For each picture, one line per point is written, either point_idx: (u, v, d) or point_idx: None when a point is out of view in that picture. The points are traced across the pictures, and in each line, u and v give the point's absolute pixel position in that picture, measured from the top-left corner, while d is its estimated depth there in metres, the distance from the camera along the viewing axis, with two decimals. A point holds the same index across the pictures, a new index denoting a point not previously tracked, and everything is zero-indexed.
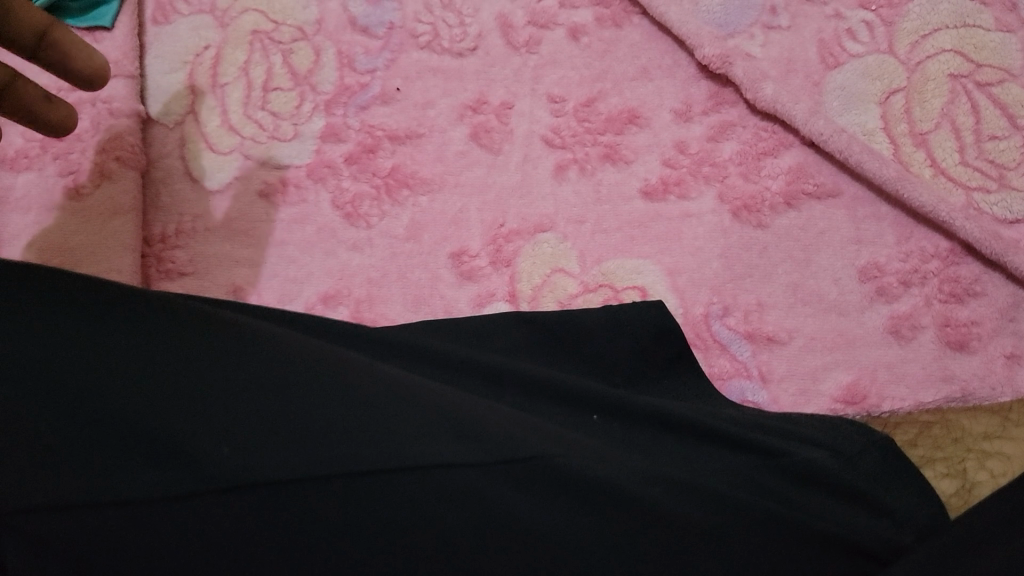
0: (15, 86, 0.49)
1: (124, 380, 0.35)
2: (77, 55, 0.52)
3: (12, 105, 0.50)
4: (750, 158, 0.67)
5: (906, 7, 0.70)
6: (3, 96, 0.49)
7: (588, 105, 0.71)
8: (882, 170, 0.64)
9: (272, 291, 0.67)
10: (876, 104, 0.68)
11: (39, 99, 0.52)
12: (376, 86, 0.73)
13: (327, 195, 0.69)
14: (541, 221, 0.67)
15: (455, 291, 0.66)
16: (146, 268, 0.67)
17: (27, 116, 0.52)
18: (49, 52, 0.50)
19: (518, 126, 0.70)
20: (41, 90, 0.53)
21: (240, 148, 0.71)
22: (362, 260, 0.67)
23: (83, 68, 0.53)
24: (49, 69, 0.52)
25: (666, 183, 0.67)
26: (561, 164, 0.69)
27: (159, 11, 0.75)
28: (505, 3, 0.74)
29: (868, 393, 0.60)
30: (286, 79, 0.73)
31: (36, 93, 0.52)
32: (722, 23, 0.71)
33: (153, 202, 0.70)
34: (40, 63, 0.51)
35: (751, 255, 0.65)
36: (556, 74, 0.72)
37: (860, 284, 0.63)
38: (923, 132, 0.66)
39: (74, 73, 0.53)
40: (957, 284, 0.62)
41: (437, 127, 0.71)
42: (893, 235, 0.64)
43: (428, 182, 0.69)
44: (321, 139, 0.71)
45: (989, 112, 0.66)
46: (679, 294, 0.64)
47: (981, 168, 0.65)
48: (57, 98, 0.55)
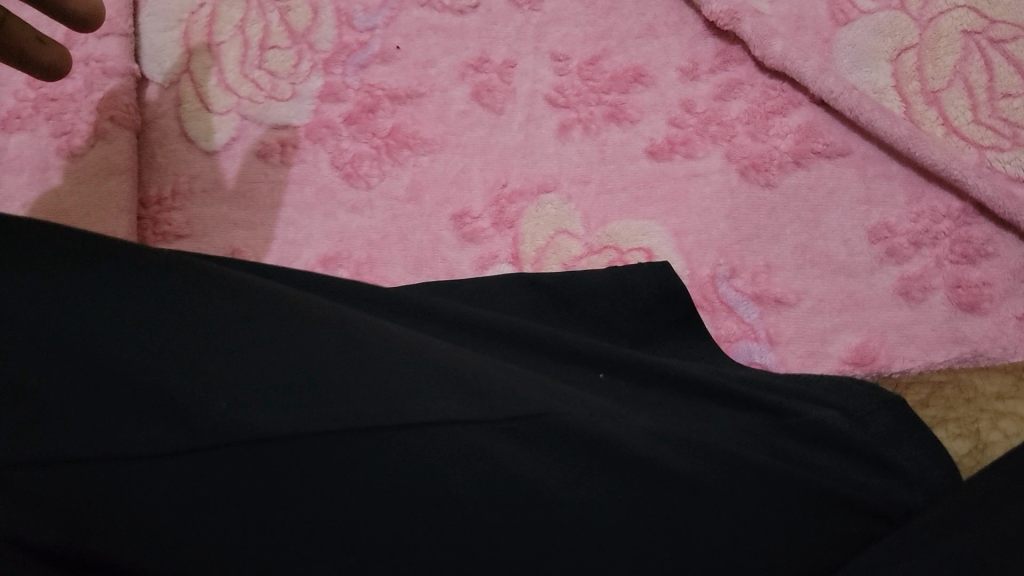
0: (6, 23, 0.47)
1: (121, 333, 0.34)
2: None
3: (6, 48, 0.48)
4: (758, 117, 0.66)
5: None
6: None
7: (593, 64, 0.69)
8: (893, 128, 0.62)
9: (270, 254, 0.66)
10: (887, 61, 0.66)
11: (31, 40, 0.50)
12: (375, 45, 0.71)
13: (326, 156, 0.68)
14: (545, 182, 0.66)
15: (457, 253, 0.65)
16: (142, 230, 0.66)
17: (19, 59, 0.50)
18: None
19: (521, 85, 0.69)
20: (31, 30, 0.51)
21: (236, 108, 0.69)
22: (362, 222, 0.66)
23: (76, 11, 0.52)
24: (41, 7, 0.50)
25: (672, 142, 0.66)
26: (565, 124, 0.67)
27: None
28: None
29: (878, 354, 0.59)
30: (283, 37, 0.71)
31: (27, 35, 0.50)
32: None
33: (149, 163, 0.68)
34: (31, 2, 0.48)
35: (759, 216, 0.63)
36: (560, 32, 0.70)
37: (870, 245, 0.62)
38: (936, 90, 0.65)
39: (67, 10, 0.51)
40: (968, 245, 0.61)
41: (438, 86, 0.70)
42: (904, 195, 0.63)
43: (429, 142, 0.68)
44: (320, 99, 0.69)
45: (1003, 69, 0.65)
46: (685, 256, 0.63)
47: (995, 126, 0.63)
48: (48, 39, 0.53)
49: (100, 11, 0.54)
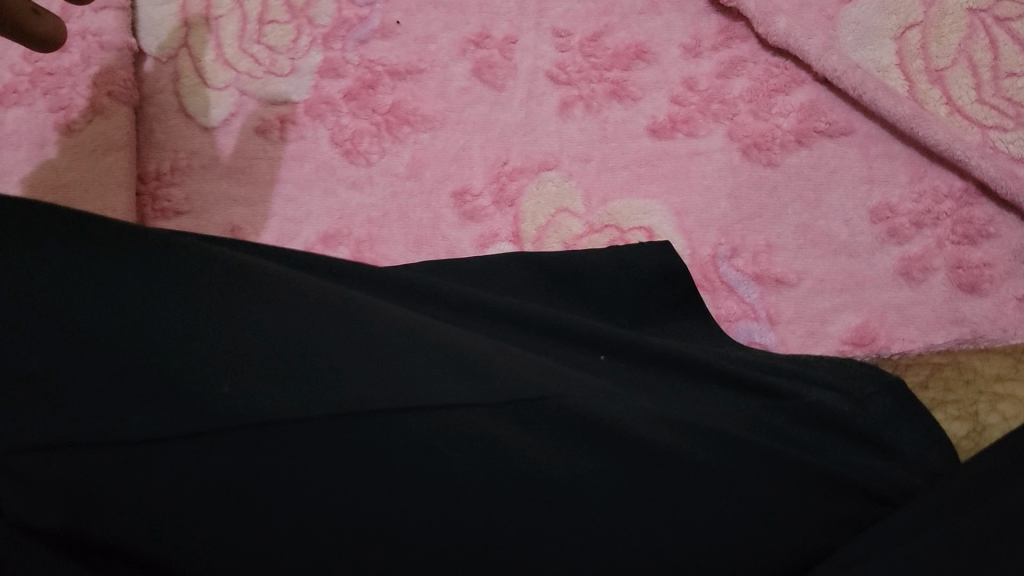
0: None
1: (124, 318, 0.34)
2: None
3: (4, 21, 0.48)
4: (761, 95, 0.66)
5: None
6: None
7: (594, 40, 0.68)
8: (896, 107, 0.62)
9: (270, 231, 0.66)
10: (892, 39, 0.66)
11: (26, 11, 0.50)
12: (375, 20, 0.70)
13: (326, 132, 0.68)
14: (546, 160, 0.65)
15: (458, 232, 0.64)
16: (141, 207, 0.66)
17: (17, 31, 0.50)
18: None
19: (522, 61, 0.68)
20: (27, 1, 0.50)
21: (235, 84, 0.69)
22: (362, 199, 0.66)
23: None
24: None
25: (674, 120, 0.66)
26: (566, 101, 0.67)
27: None
28: None
29: (877, 335, 0.59)
30: (282, 12, 0.70)
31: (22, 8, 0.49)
32: None
33: (147, 138, 0.68)
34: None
35: (761, 196, 0.63)
36: (562, 7, 0.69)
37: (871, 225, 0.62)
38: (940, 69, 0.65)
39: None
40: (970, 226, 0.61)
41: (438, 62, 0.69)
42: (906, 174, 0.63)
43: (429, 119, 0.67)
44: (319, 74, 0.69)
45: (1008, 48, 0.64)
46: (686, 235, 0.63)
47: (999, 106, 0.63)
48: (44, 12, 0.53)
49: None
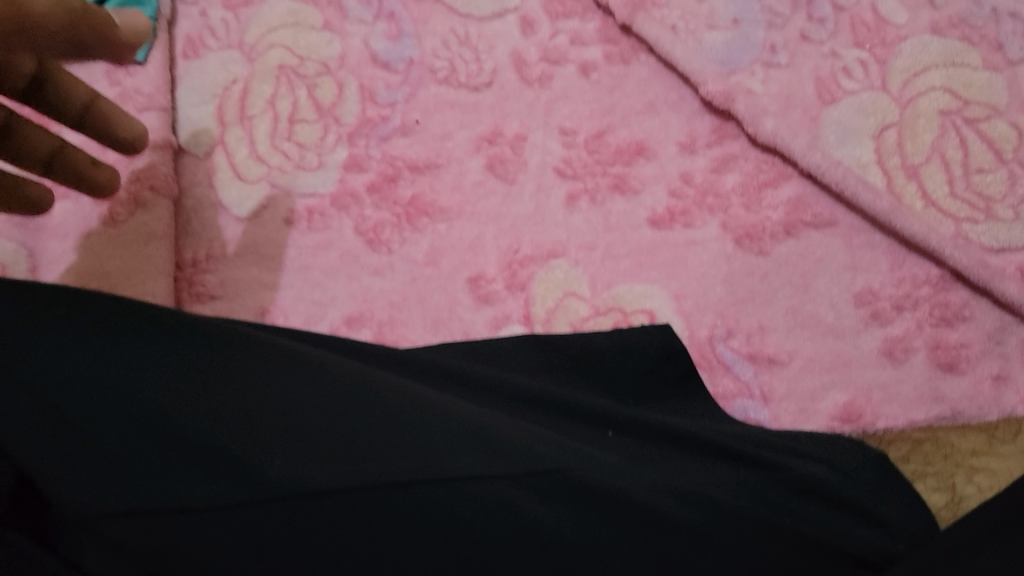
0: (55, 158, 0.54)
1: (185, 396, 0.37)
2: (116, 125, 0.56)
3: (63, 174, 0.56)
4: (751, 190, 0.71)
5: (899, 47, 0.74)
6: (49, 165, 0.54)
7: (598, 138, 0.74)
8: (876, 202, 0.68)
9: (298, 314, 0.71)
10: (871, 138, 0.72)
11: (83, 161, 0.56)
12: (396, 119, 0.76)
13: (351, 223, 0.73)
14: (554, 248, 0.71)
15: (473, 314, 0.70)
16: (178, 291, 0.71)
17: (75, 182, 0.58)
18: (90, 124, 0.54)
19: (532, 158, 0.74)
20: (86, 155, 0.58)
21: (267, 178, 0.75)
22: (383, 284, 0.71)
23: (122, 138, 0.57)
24: (94, 137, 0.56)
25: (672, 212, 0.71)
26: (572, 194, 0.73)
27: (189, 46, 0.79)
28: (519, 41, 0.78)
29: (863, 411, 0.64)
30: (311, 112, 0.77)
31: (76, 160, 0.56)
32: (726, 60, 0.75)
33: (185, 228, 0.73)
34: (85, 130, 0.55)
35: (753, 281, 0.68)
36: (567, 108, 0.75)
37: (855, 308, 0.67)
38: (915, 165, 0.70)
39: (115, 140, 0.57)
40: (946, 308, 0.66)
41: (454, 158, 0.75)
42: (886, 262, 0.68)
43: (446, 210, 0.73)
44: (345, 170, 0.75)
45: (977, 147, 0.70)
46: (684, 318, 0.68)
47: (969, 200, 0.69)
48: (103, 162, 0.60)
49: (144, 135, 0.59)
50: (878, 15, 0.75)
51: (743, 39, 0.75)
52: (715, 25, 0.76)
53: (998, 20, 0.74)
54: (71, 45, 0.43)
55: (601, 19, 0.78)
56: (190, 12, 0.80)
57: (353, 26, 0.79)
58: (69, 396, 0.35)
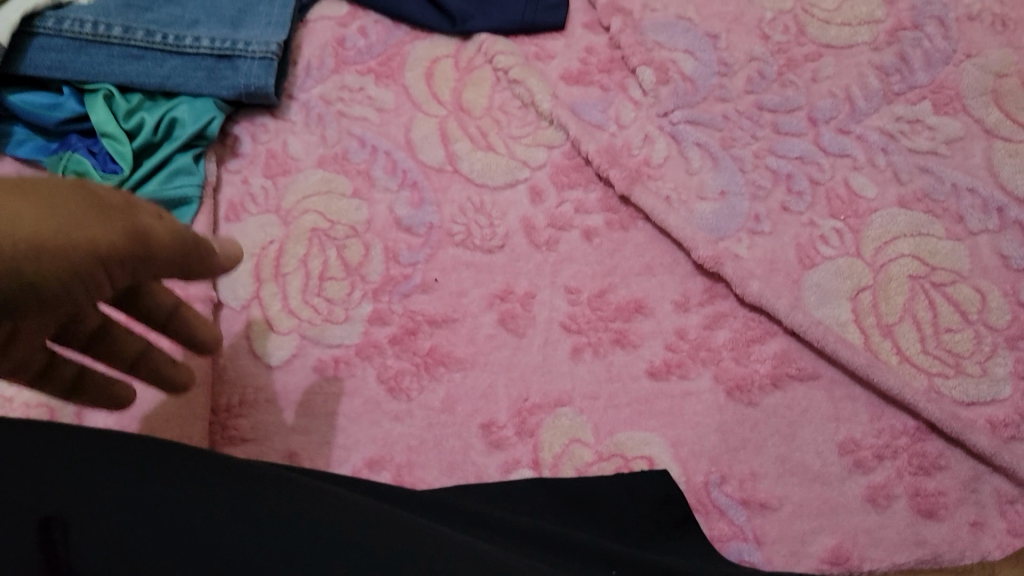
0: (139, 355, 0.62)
1: (240, 534, 0.41)
2: (197, 327, 0.62)
3: (145, 371, 0.62)
4: (740, 345, 0.78)
5: (870, 217, 0.82)
6: (135, 362, 0.62)
7: (600, 296, 0.82)
8: (854, 358, 0.74)
9: (324, 456, 0.77)
10: (848, 299, 0.79)
11: (162, 362, 0.63)
12: (416, 278, 0.84)
13: (373, 371, 0.80)
14: (560, 396, 0.78)
15: (485, 458, 0.76)
16: (212, 434, 0.77)
17: (153, 378, 0.63)
18: (174, 325, 0.61)
19: (540, 313, 0.81)
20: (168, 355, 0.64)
21: (298, 330, 0.82)
22: (403, 428, 0.77)
23: (199, 339, 0.63)
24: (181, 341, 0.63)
25: (668, 365, 0.78)
26: (577, 347, 0.79)
27: (231, 211, 0.89)
28: (529, 208, 0.86)
29: (851, 554, 0.69)
30: (339, 270, 0.85)
31: (158, 362, 0.63)
32: (714, 227, 0.83)
33: (220, 375, 0.79)
34: (170, 334, 0.62)
35: (744, 430, 0.74)
36: (572, 269, 0.83)
37: (839, 456, 0.73)
38: (890, 324, 0.77)
39: (194, 340, 0.63)
40: (923, 458, 0.72)
41: (469, 313, 0.82)
42: (867, 413, 0.74)
43: (461, 361, 0.80)
44: (369, 323, 0.82)
45: (945, 308, 0.78)
46: (682, 464, 0.74)
47: (940, 355, 0.76)
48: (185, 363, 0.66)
49: (219, 339, 0.64)
50: (850, 189, 0.84)
51: (730, 208, 0.84)
52: (705, 195, 0.84)
53: (958, 194, 0.83)
54: (180, 272, 0.52)
55: (602, 190, 0.86)
56: (233, 180, 0.90)
57: (380, 193, 0.88)
58: (140, 534, 0.40)
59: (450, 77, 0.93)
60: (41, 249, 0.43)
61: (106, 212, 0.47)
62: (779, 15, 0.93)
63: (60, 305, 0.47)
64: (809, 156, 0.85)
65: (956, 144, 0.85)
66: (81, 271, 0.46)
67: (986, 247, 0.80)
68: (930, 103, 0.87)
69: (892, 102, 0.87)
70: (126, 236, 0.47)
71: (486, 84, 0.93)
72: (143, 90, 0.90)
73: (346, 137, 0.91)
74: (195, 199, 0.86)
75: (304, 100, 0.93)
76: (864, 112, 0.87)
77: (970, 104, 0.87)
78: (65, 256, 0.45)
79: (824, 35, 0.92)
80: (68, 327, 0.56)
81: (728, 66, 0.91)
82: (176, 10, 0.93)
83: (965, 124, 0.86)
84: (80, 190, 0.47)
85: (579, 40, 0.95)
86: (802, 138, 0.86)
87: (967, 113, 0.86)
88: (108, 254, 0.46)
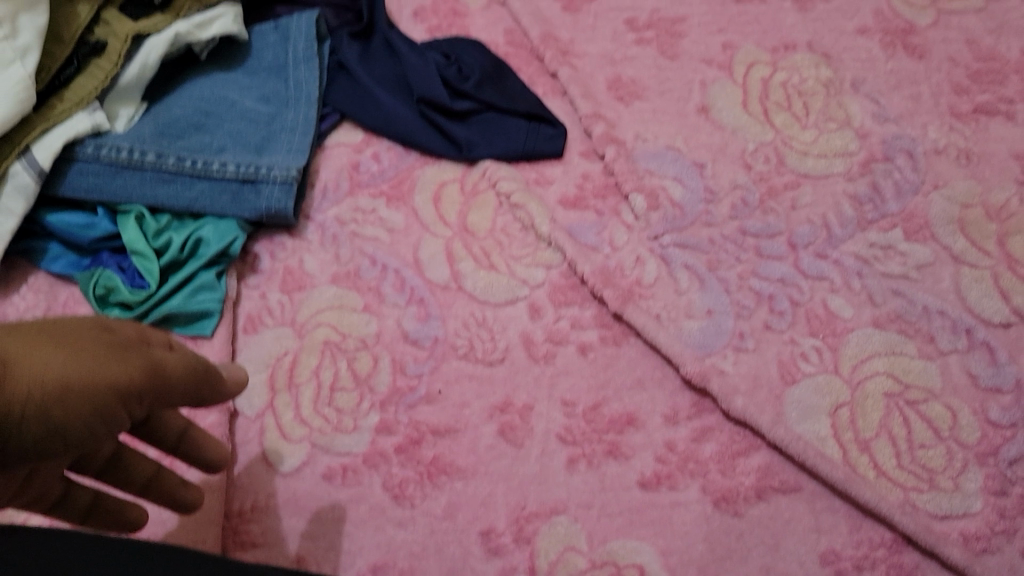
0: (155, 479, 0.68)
1: None
2: (206, 447, 0.69)
3: (159, 494, 0.68)
4: (726, 457, 0.83)
5: (847, 337, 0.88)
6: (150, 484, 0.68)
7: (595, 408, 0.87)
8: (832, 472, 0.80)
9: (330, 561, 0.81)
10: (827, 415, 0.84)
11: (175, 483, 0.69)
12: (421, 389, 0.89)
13: (380, 479, 0.84)
14: (556, 505, 0.82)
15: (484, 564, 0.80)
16: (224, 539, 0.81)
17: (167, 499, 0.69)
18: (184, 447, 0.68)
19: (538, 424, 0.86)
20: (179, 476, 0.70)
21: (308, 438, 0.87)
22: (406, 535, 0.82)
23: (208, 457, 0.70)
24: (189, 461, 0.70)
25: (658, 476, 0.83)
26: (572, 458, 0.84)
27: (249, 323, 0.95)
28: (528, 323, 0.92)
29: None
30: (349, 381, 0.90)
31: (169, 483, 0.69)
32: (702, 344, 0.89)
33: (233, 482, 0.84)
34: (179, 456, 0.69)
35: (730, 539, 0.80)
36: (568, 382, 0.88)
37: (821, 566, 0.79)
38: (867, 439, 0.83)
39: (203, 459, 0.70)
40: (901, 569, 0.78)
41: (470, 424, 0.87)
42: (846, 525, 0.80)
43: (462, 469, 0.84)
44: (375, 432, 0.87)
45: (918, 425, 0.83)
46: (670, 572, 0.79)
47: (915, 470, 0.81)
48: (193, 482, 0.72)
49: (227, 455, 0.72)
50: (828, 310, 0.90)
51: (716, 326, 0.90)
52: (693, 314, 0.90)
53: (929, 316, 0.89)
54: (193, 398, 0.58)
55: (597, 307, 0.92)
56: (252, 295, 0.97)
57: (389, 308, 0.94)
58: None
59: (456, 200, 1.01)
60: (67, 391, 0.49)
61: (122, 354, 0.53)
62: (760, 146, 1.01)
63: (87, 441, 0.53)
64: (789, 278, 0.92)
65: (926, 268, 0.91)
66: (104, 408, 0.52)
67: (956, 366, 0.86)
68: (902, 230, 0.94)
69: (865, 229, 0.94)
70: (141, 372, 0.53)
71: (490, 207, 1.00)
72: (171, 211, 0.98)
73: (359, 256, 0.98)
74: (215, 312, 0.93)
75: (320, 220, 1.00)
76: (840, 238, 0.94)
77: (938, 231, 0.94)
78: (86, 396, 0.50)
79: (803, 165, 0.99)
80: (87, 458, 0.62)
81: (714, 193, 0.98)
82: (204, 137, 1.01)
83: (934, 250, 0.92)
84: (99, 335, 0.53)
85: (576, 167, 1.02)
86: (782, 261, 0.93)
87: (935, 240, 0.93)
88: (127, 390, 0.52)
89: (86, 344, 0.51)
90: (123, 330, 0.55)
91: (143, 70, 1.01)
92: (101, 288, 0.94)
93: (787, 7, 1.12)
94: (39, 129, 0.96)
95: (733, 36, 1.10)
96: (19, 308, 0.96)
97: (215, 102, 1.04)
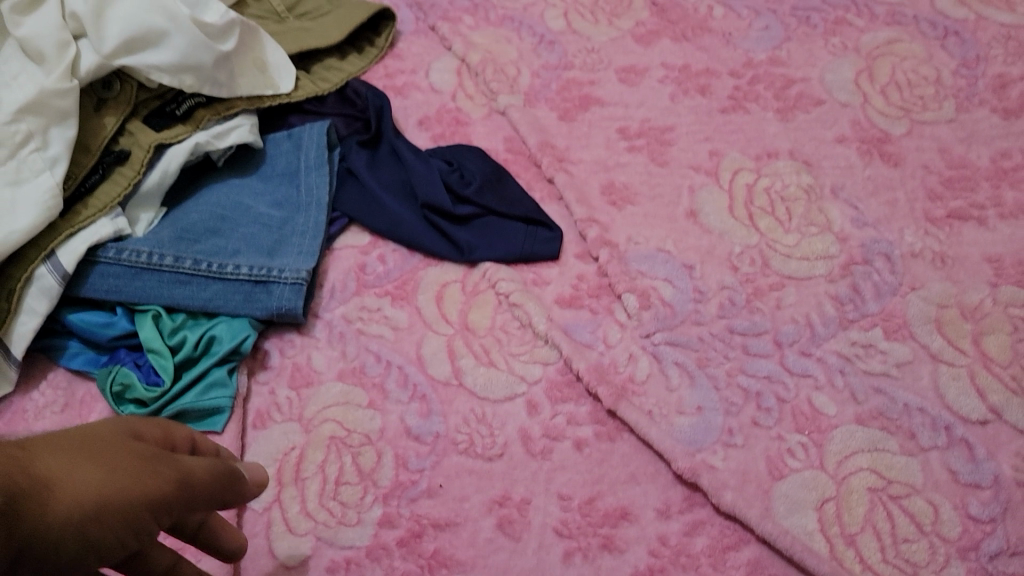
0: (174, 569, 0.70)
1: None
2: (223, 537, 0.73)
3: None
4: (716, 551, 0.87)
5: (832, 432, 0.92)
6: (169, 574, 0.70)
7: (590, 502, 0.90)
8: (819, 565, 0.83)
9: None
10: (814, 509, 0.87)
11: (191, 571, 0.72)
12: (423, 482, 0.93)
13: (382, 572, 0.88)
14: None
15: None
16: None
17: None
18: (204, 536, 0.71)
19: (535, 518, 0.90)
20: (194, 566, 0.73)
21: (313, 531, 0.90)
22: None
23: (223, 548, 0.73)
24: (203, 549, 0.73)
25: (651, 569, 0.86)
26: (568, 551, 0.87)
27: (258, 418, 0.99)
28: (526, 419, 0.96)
29: None
30: (353, 475, 0.93)
31: (186, 574, 0.71)
32: (692, 439, 0.92)
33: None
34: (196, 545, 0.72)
35: None
36: (565, 476, 0.92)
37: None
38: (852, 533, 0.86)
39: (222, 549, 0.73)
40: None
41: (470, 517, 0.90)
42: None
43: (462, 562, 0.88)
44: (378, 525, 0.90)
45: (902, 519, 0.86)
46: None
47: (900, 564, 0.84)
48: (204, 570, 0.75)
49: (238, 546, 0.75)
50: (813, 406, 0.94)
51: (705, 421, 0.94)
52: (684, 410, 0.94)
53: (910, 413, 0.93)
54: (212, 501, 0.62)
55: (591, 403, 0.96)
56: (262, 390, 1.01)
57: (393, 404, 0.98)
58: None
59: (458, 299, 1.06)
60: (107, 507, 0.53)
61: (151, 466, 0.57)
62: (746, 249, 1.07)
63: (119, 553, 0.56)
64: (775, 375, 0.96)
65: (906, 366, 0.96)
66: (137, 520, 0.55)
67: (937, 462, 0.90)
68: (882, 330, 0.99)
69: (847, 328, 0.99)
70: (170, 483, 0.57)
71: (489, 305, 1.05)
72: (187, 310, 1.03)
73: (364, 353, 1.02)
74: (226, 408, 0.97)
75: (328, 319, 1.05)
76: (823, 336, 0.98)
77: (916, 331, 0.98)
78: (122, 511, 0.54)
79: (786, 267, 1.05)
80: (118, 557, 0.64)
81: (702, 293, 1.03)
82: (220, 241, 1.07)
83: (913, 349, 0.97)
84: (129, 448, 0.57)
85: (571, 268, 1.07)
86: (768, 359, 0.97)
87: (914, 339, 0.98)
88: (158, 501, 0.56)
89: (119, 455, 0.56)
90: (151, 444, 0.59)
91: (164, 176, 1.09)
92: (117, 386, 0.98)
93: (770, 117, 1.20)
94: (63, 234, 1.01)
95: (719, 144, 1.17)
96: (38, 403, 1.01)
97: (231, 208, 1.10)
